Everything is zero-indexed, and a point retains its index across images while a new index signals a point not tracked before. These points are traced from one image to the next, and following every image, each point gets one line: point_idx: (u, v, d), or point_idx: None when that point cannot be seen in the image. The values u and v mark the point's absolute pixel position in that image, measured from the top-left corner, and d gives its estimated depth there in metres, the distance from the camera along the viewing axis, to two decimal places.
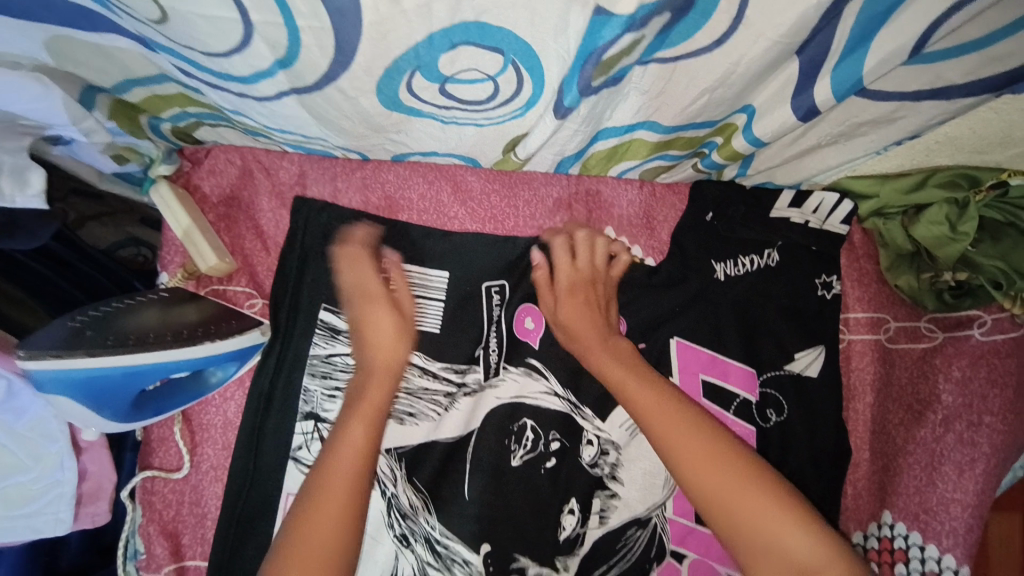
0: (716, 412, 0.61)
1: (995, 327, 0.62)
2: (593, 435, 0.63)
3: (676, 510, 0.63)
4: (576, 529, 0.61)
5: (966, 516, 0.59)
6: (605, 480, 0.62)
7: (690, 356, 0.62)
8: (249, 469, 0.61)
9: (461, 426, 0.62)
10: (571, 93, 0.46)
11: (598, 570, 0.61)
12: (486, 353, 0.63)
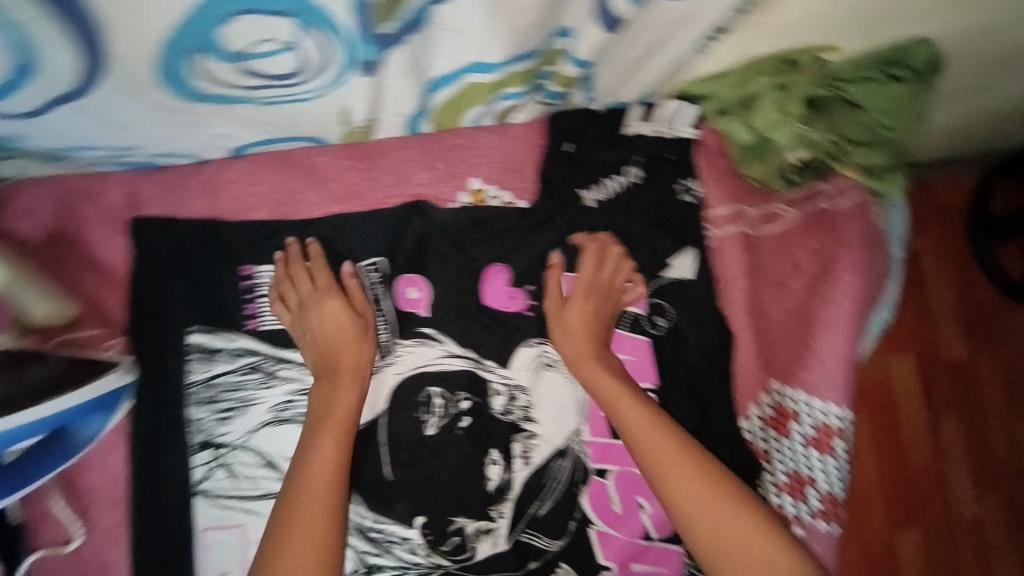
0: (608, 332, 0.65)
1: (837, 194, 0.68)
2: (502, 384, 0.64)
3: (591, 431, 0.65)
4: (504, 476, 0.64)
5: (841, 369, 0.66)
6: (521, 423, 0.64)
7: (576, 287, 0.65)
8: (155, 518, 0.59)
9: (366, 413, 0.62)
10: (369, 46, 0.44)
11: (533, 507, 0.64)
12: (375, 333, 0.63)
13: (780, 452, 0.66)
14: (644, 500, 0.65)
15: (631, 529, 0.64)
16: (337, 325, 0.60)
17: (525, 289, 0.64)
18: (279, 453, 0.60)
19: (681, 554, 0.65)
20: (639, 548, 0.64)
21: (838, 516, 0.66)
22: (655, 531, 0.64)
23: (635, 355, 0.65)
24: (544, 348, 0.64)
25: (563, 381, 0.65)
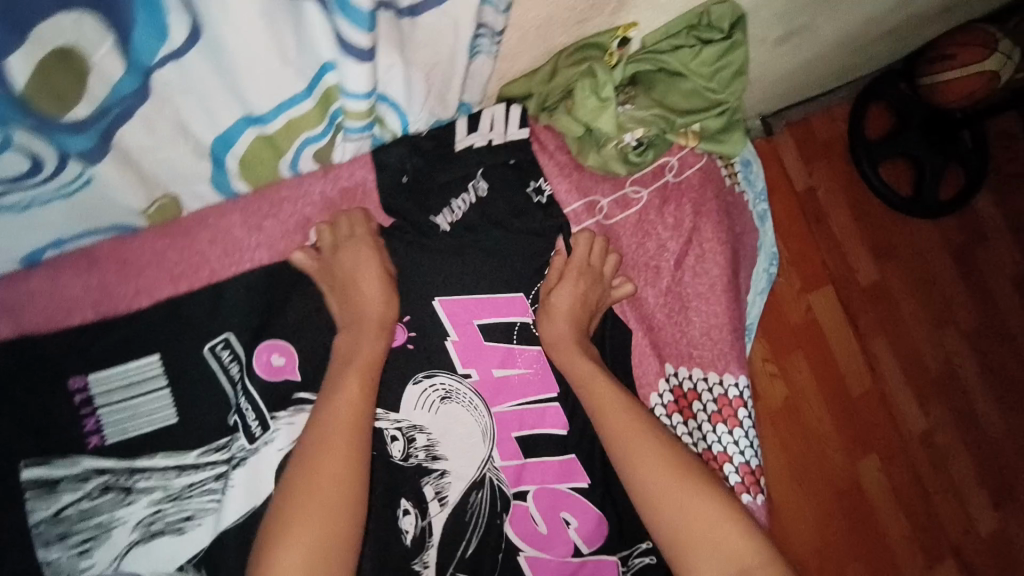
0: (503, 348, 0.63)
1: (683, 165, 0.68)
2: (396, 429, 0.59)
3: (502, 455, 0.62)
4: (419, 525, 0.59)
5: (726, 336, 0.66)
6: (427, 464, 0.59)
7: (454, 310, 0.62)
8: None
9: (249, 501, 0.55)
10: (82, 140, 0.41)
11: (459, 549, 0.59)
12: (243, 415, 0.56)
13: (691, 436, 0.64)
14: (568, 514, 0.63)
15: (561, 549, 0.62)
16: (357, 277, 0.57)
17: (404, 322, 0.61)
18: (158, 571, 0.54)
19: (616, 562, 0.63)
20: (573, 567, 0.62)
21: (757, 486, 0.65)
22: (584, 544, 0.63)
23: (530, 368, 0.63)
24: (433, 380, 0.61)
25: (462, 411, 0.61)
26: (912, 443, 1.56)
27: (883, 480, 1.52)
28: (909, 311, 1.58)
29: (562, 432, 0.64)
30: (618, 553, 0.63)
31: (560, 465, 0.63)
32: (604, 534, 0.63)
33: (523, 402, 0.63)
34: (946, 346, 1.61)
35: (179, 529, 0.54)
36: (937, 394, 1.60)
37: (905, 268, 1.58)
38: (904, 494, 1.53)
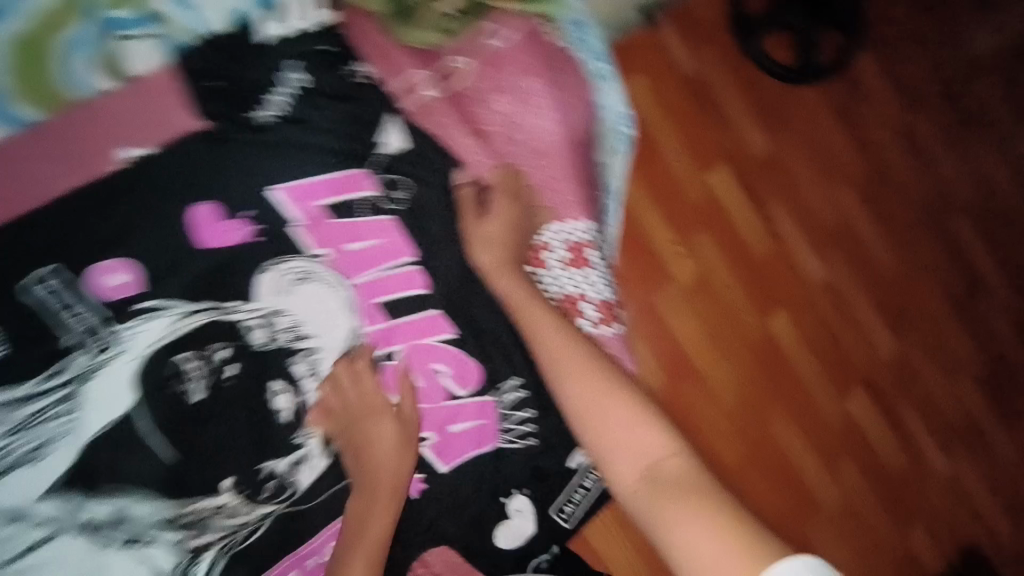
0: (351, 223, 0.63)
1: (501, 30, 0.71)
2: (253, 317, 0.60)
3: (366, 322, 0.64)
4: (295, 401, 0.61)
5: (568, 187, 0.72)
6: (291, 344, 0.61)
7: (298, 195, 0.61)
8: None
9: (108, 413, 0.55)
10: None
11: (337, 415, 0.63)
12: (82, 335, 0.54)
13: (547, 283, 0.73)
14: (438, 365, 0.67)
15: (437, 395, 0.67)
16: (376, 436, 0.63)
17: (249, 217, 0.60)
18: (21, 503, 0.52)
19: (490, 401, 0.69)
20: (450, 410, 0.67)
21: (613, 317, 0.76)
22: (458, 388, 0.68)
23: (383, 238, 0.64)
24: (286, 264, 0.61)
25: (323, 289, 0.62)
26: (816, 293, 1.67)
27: (795, 330, 1.64)
28: (803, 173, 1.66)
29: (427, 292, 0.66)
30: (491, 391, 0.69)
31: (427, 321, 0.66)
32: (481, 376, 0.68)
33: (382, 270, 0.64)
34: (840, 203, 1.70)
35: (34, 456, 0.52)
36: (835, 246, 1.70)
37: (795, 135, 1.64)
38: (813, 340, 1.66)
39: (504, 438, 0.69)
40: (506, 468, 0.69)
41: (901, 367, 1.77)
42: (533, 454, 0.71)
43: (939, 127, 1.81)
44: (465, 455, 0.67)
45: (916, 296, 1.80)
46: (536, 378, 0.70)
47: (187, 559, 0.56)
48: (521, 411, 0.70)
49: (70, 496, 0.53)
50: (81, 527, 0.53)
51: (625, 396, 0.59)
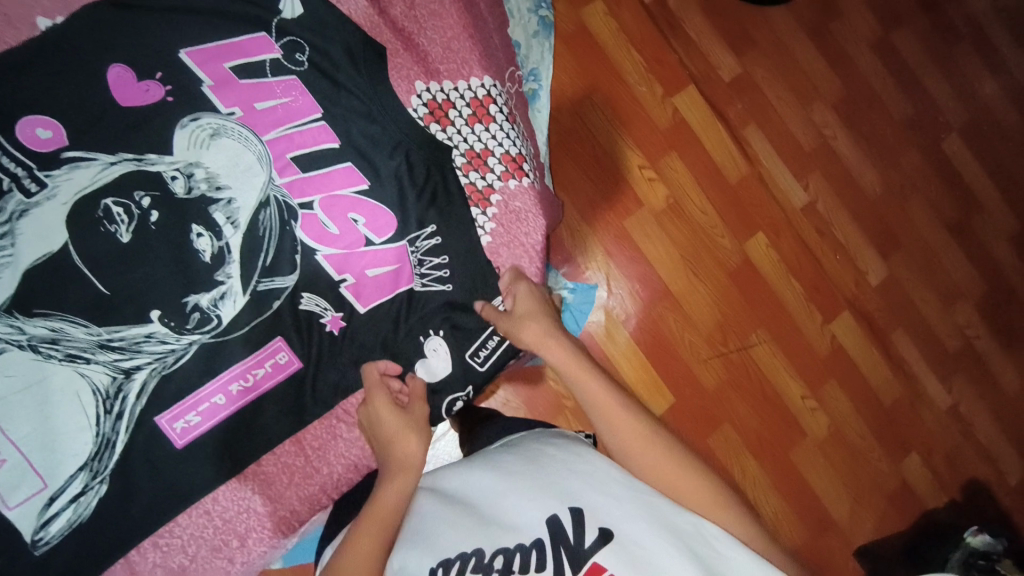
0: (255, 83, 0.68)
1: None
2: (173, 170, 0.65)
3: (280, 174, 0.68)
4: (217, 246, 0.66)
5: (463, 41, 0.75)
6: (212, 195, 0.66)
7: (202, 57, 0.66)
8: None
9: (42, 246, 0.61)
10: None
11: (258, 261, 0.67)
12: (15, 178, 0.60)
13: (449, 138, 0.74)
14: (355, 215, 0.70)
15: (353, 242, 0.70)
16: (379, 412, 0.67)
17: (156, 79, 0.65)
18: None
19: (403, 247, 0.72)
20: (368, 255, 0.71)
21: (520, 170, 0.76)
22: (374, 236, 0.71)
23: (289, 96, 0.69)
24: (197, 120, 0.66)
25: (234, 143, 0.66)
26: (796, 217, 1.51)
27: (773, 255, 1.48)
28: (775, 96, 1.52)
29: (335, 145, 0.70)
30: (405, 238, 0.72)
31: (341, 173, 0.70)
32: (393, 226, 0.72)
33: (289, 127, 0.69)
34: (818, 122, 1.54)
35: None
36: (816, 165, 1.53)
37: (762, 52, 1.52)
38: (795, 264, 1.48)
39: (420, 282, 0.73)
40: (420, 310, 0.74)
41: (901, 299, 1.55)
42: (449, 298, 0.74)
43: (935, 34, 1.62)
44: (380, 297, 0.72)
45: (911, 216, 1.57)
46: (450, 226, 0.73)
47: (121, 377, 0.63)
48: (435, 257, 0.73)
49: (13, 318, 0.60)
50: (25, 346, 0.60)
51: (681, 455, 0.61)
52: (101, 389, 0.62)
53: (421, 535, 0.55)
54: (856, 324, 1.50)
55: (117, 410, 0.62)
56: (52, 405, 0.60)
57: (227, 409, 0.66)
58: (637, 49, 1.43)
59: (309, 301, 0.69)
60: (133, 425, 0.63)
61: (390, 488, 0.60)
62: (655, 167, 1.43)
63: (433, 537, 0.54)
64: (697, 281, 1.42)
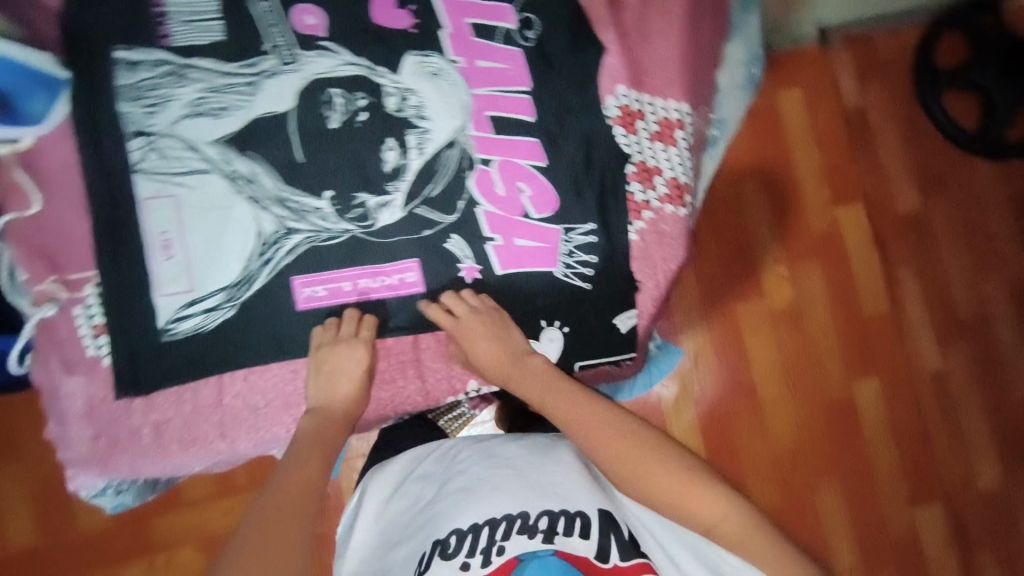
0: (485, 44, 0.73)
1: None
2: (393, 88, 0.72)
3: (474, 127, 0.73)
4: (399, 162, 0.72)
5: (677, 68, 0.75)
6: (413, 120, 0.72)
7: (451, 8, 0.73)
8: (106, 191, 0.69)
9: (270, 104, 0.71)
10: None
11: (425, 188, 0.72)
12: (277, 45, 0.71)
13: (628, 146, 0.73)
14: (524, 185, 0.73)
15: (513, 209, 0.72)
16: (347, 364, 0.68)
17: (410, 10, 0.73)
18: (198, 140, 0.70)
19: (558, 231, 0.72)
20: (521, 225, 0.72)
21: (682, 199, 0.74)
22: (533, 210, 0.72)
23: (509, 64, 0.74)
24: (426, 58, 0.73)
25: (448, 86, 0.73)
26: (922, 382, 1.38)
27: (881, 408, 1.36)
28: (948, 250, 1.41)
29: (529, 119, 0.73)
30: (563, 224, 0.72)
31: (525, 145, 0.73)
32: (555, 207, 0.73)
33: (499, 90, 0.73)
34: (983, 293, 1.41)
35: (215, 115, 0.70)
36: (963, 337, 1.40)
37: (951, 202, 1.42)
38: (899, 423, 1.36)
39: (563, 269, 0.72)
40: (553, 295, 0.72)
41: (1007, 510, 1.36)
42: (582, 296, 0.73)
43: None
44: (522, 267, 0.71)
45: None
46: (608, 231, 0.73)
47: (282, 231, 0.70)
48: (586, 253, 0.72)
49: (226, 151, 0.70)
50: (226, 176, 0.70)
51: (663, 458, 0.63)
52: (264, 235, 0.70)
53: (478, 487, 0.70)
54: (943, 520, 1.34)
55: (268, 257, 0.70)
56: (226, 230, 0.70)
57: (349, 296, 0.71)
58: (819, 150, 1.40)
59: (455, 244, 0.72)
60: (272, 274, 0.70)
61: (322, 441, 0.64)
62: (791, 268, 1.38)
63: (479, 493, 0.69)
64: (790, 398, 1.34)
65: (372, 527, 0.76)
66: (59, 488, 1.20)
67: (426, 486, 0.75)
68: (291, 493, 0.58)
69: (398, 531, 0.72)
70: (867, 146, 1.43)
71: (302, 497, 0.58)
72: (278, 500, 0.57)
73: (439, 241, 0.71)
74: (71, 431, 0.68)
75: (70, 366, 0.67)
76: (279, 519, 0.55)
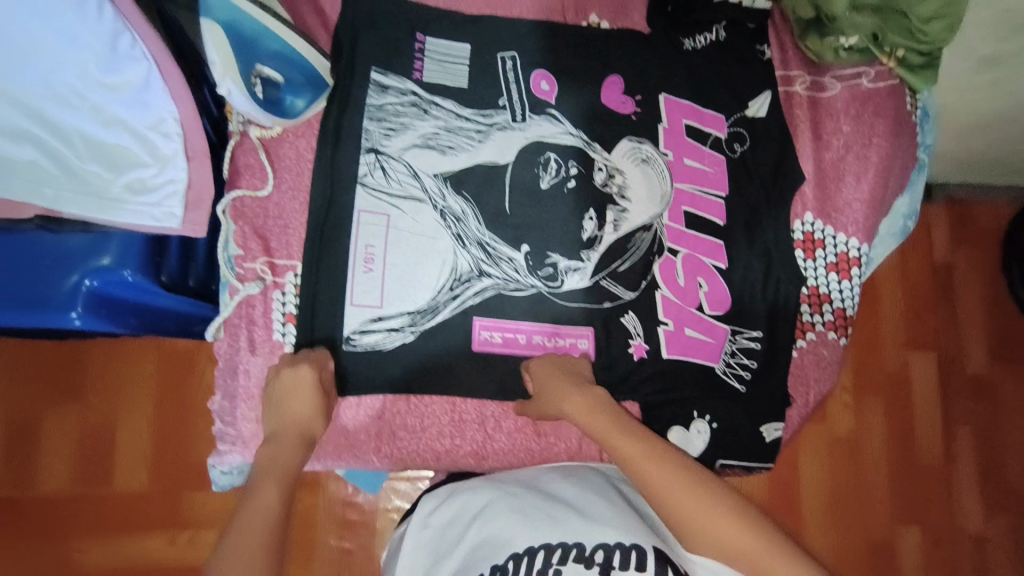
0: (696, 146, 0.79)
1: (877, 77, 0.82)
2: (603, 164, 0.78)
3: (669, 218, 0.78)
4: (595, 232, 0.76)
5: (864, 210, 0.79)
6: (615, 198, 0.78)
7: (672, 107, 0.80)
8: (328, 193, 0.73)
9: (494, 154, 0.76)
10: None
11: (614, 262, 0.76)
12: (512, 103, 0.78)
13: (805, 270, 0.78)
14: (702, 281, 0.77)
15: (689, 300, 0.76)
16: (294, 387, 0.65)
17: (634, 99, 0.80)
18: (422, 170, 0.75)
19: (726, 331, 0.76)
20: (693, 317, 0.76)
21: (844, 330, 0.78)
22: (708, 306, 0.76)
23: (712, 169, 0.79)
24: (639, 145, 0.79)
25: (653, 175, 0.78)
26: (963, 542, 1.37)
27: (920, 557, 1.36)
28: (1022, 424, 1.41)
29: (719, 222, 0.78)
30: (731, 326, 0.76)
31: (710, 245, 0.78)
32: (725, 306, 0.76)
33: (699, 189, 0.79)
34: None
35: (443, 152, 0.75)
36: (1011, 510, 1.39)
37: None
38: (937, 566, 1.36)
39: (723, 368, 0.75)
40: (710, 391, 0.74)
41: None
42: (736, 398, 0.75)
43: None
44: (688, 357, 0.74)
45: None
46: (772, 340, 0.76)
47: (476, 271, 0.74)
48: (746, 358, 0.75)
49: (443, 186, 0.75)
50: (437, 208, 0.74)
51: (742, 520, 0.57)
52: (458, 271, 0.74)
53: (527, 511, 0.63)
54: None
55: (457, 292, 0.73)
56: (424, 258, 0.73)
57: (521, 349, 0.73)
58: (904, 294, 1.45)
59: (630, 320, 0.75)
60: (457, 309, 0.73)
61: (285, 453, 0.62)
62: (861, 399, 1.40)
63: (531, 515, 0.62)
64: (834, 519, 1.34)
65: (417, 541, 0.68)
66: (110, 434, 1.15)
67: (474, 499, 0.68)
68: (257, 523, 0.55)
69: (449, 543, 0.65)
70: (949, 306, 1.46)
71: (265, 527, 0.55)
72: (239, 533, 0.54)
73: (616, 314, 0.75)
74: (239, 409, 0.70)
75: (255, 345, 0.70)
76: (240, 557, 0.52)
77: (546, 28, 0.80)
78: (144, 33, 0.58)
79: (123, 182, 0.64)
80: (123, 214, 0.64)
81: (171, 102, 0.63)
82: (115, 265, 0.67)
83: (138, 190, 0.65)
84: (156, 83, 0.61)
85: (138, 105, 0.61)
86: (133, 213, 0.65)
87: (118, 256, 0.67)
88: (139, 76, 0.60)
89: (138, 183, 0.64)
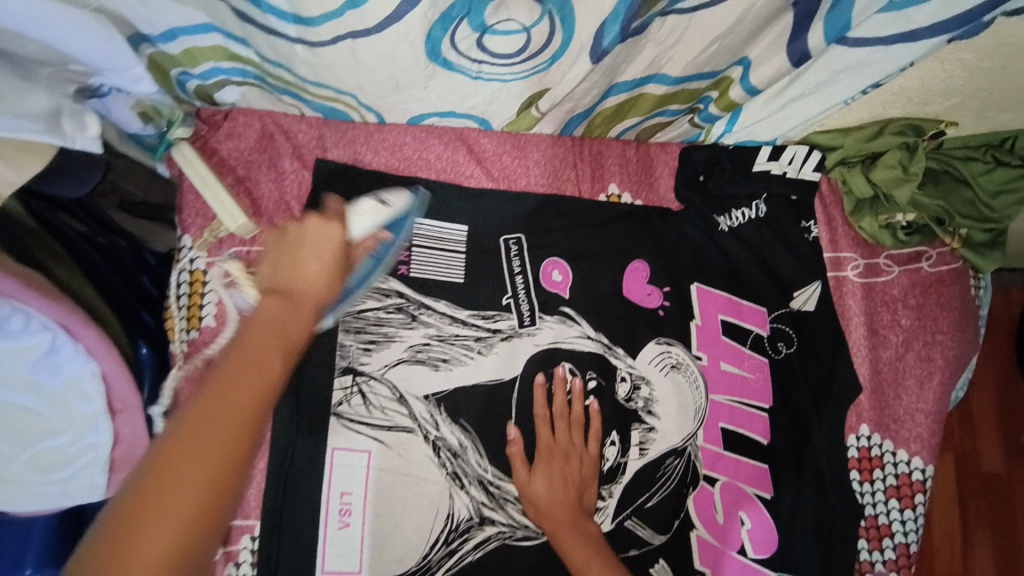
0: (735, 348, 0.67)
1: (939, 260, 0.71)
2: (627, 372, 0.65)
3: (706, 438, 0.66)
4: (618, 460, 0.64)
5: (929, 422, 0.69)
6: (642, 415, 0.65)
7: (707, 300, 0.68)
8: (292, 427, 0.59)
9: (498, 369, 0.63)
10: (611, 34, 0.49)
11: (642, 498, 0.63)
12: (518, 302, 0.64)
13: (862, 496, 0.67)
14: (745, 515, 0.65)
15: (730, 541, 0.64)
16: (316, 247, 0.48)
17: (662, 289, 0.67)
18: (410, 391, 0.61)
19: None
20: (733, 561, 0.64)
21: (908, 570, 0.67)
22: (752, 548, 0.64)
23: (754, 375, 0.67)
24: (669, 348, 0.66)
25: (686, 384, 0.66)
26: None
27: None
28: None
29: (764, 442, 0.66)
30: (779, 572, 0.64)
31: (753, 470, 0.66)
32: (772, 548, 0.65)
33: (739, 400, 0.66)
34: None
35: (435, 366, 0.62)
36: None
37: None
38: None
39: None
40: None
41: None
42: None
43: None
44: None
45: None
46: None
47: (476, 520, 0.60)
48: None
49: (436, 411, 0.62)
50: (429, 439, 0.61)
51: None
52: (455, 520, 0.60)
53: None
54: None
55: (453, 547, 0.60)
56: (413, 507, 0.59)
57: None
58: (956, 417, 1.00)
59: (661, 571, 0.62)
60: (454, 569, 0.59)
61: (226, 445, 0.35)
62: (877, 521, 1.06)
63: None
64: None
65: None
66: None
67: None
68: (198, 482, 0.34)
69: None
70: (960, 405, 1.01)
71: (207, 512, 0.34)
72: (169, 475, 0.34)
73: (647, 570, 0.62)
74: None
75: None
76: (166, 522, 0.33)
77: (558, 201, 0.67)
78: (38, 304, 0.44)
79: (22, 457, 0.49)
80: (25, 497, 0.50)
81: (89, 360, 0.48)
82: (10, 565, 0.54)
83: (46, 467, 0.50)
84: (66, 346, 0.47)
85: (46, 371, 0.47)
86: (40, 493, 0.51)
87: (16, 556, 0.54)
88: (43, 343, 0.45)
89: (48, 458, 0.49)
